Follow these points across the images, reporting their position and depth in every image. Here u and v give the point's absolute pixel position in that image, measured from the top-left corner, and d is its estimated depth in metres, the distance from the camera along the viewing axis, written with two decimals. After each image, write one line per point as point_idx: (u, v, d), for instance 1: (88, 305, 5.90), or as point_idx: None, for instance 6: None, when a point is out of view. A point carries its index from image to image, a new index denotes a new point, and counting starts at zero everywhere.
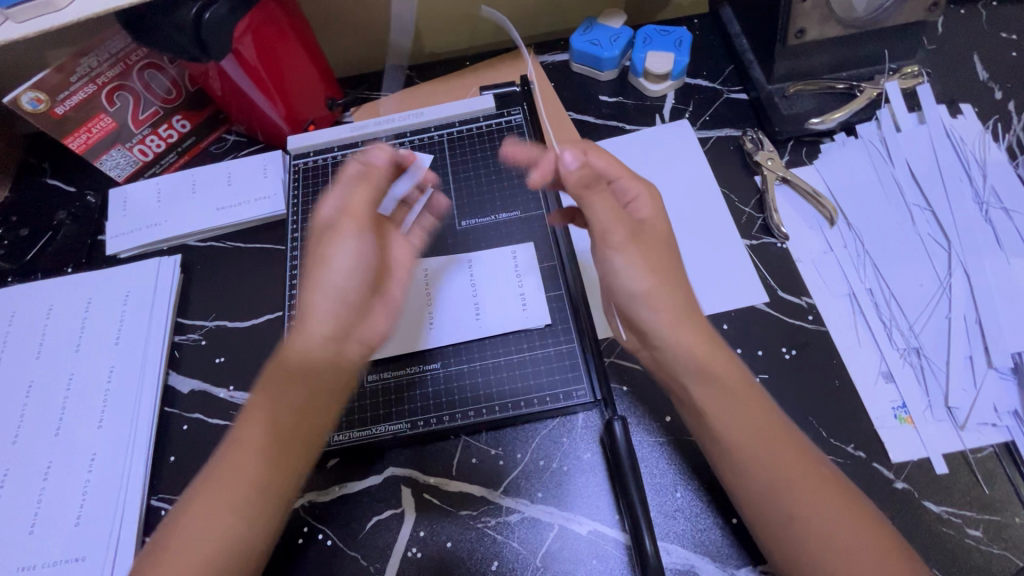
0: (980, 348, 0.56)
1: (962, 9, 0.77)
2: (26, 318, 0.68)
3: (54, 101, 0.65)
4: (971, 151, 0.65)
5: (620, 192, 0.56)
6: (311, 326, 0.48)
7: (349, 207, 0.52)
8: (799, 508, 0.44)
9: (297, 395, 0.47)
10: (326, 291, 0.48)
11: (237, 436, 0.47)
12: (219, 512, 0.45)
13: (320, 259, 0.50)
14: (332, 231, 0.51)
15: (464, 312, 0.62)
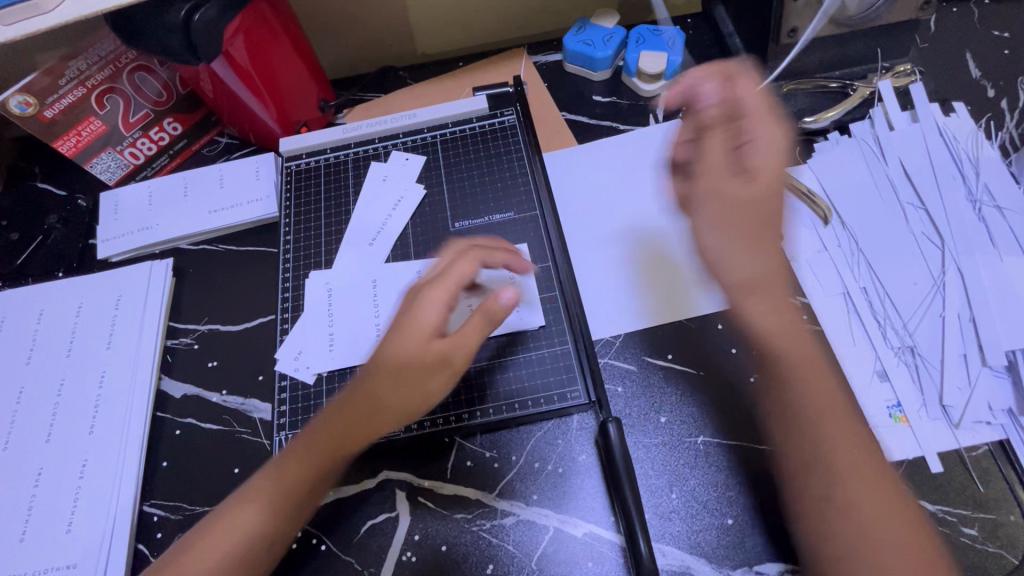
0: (974, 346, 0.56)
1: (954, 7, 0.77)
2: (17, 323, 0.67)
3: (43, 104, 0.64)
4: (964, 149, 0.65)
5: (741, 133, 0.59)
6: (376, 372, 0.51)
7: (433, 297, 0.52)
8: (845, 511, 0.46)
9: (354, 449, 0.51)
10: (395, 391, 0.50)
11: (302, 446, 0.52)
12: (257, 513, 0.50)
13: (410, 322, 0.51)
14: (438, 340, 0.51)
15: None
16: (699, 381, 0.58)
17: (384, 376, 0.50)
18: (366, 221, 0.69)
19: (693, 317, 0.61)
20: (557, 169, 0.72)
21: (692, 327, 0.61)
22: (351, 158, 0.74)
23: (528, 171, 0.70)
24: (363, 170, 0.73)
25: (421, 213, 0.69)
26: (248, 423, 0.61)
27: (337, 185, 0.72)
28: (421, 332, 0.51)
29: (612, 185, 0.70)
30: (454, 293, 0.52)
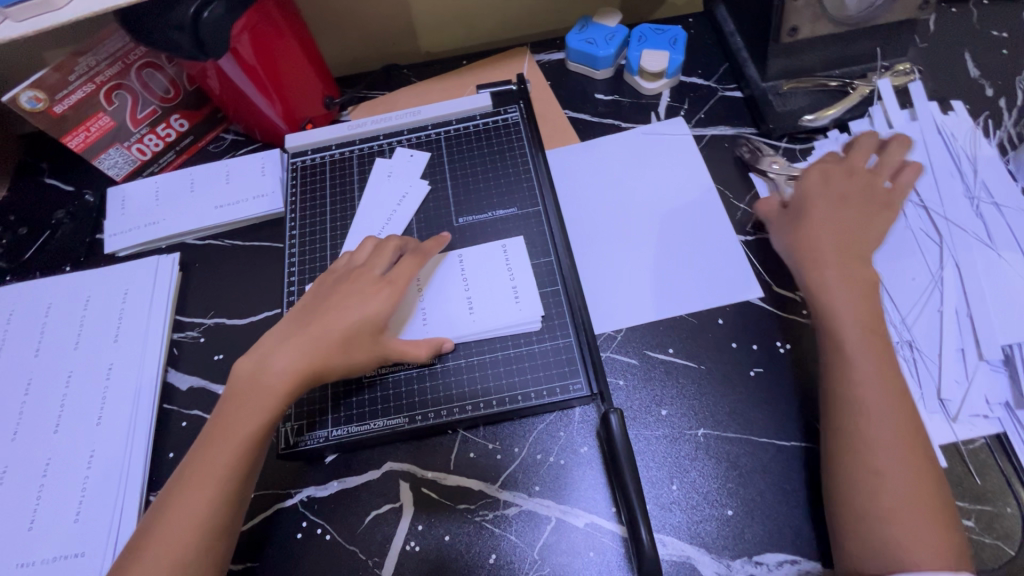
0: (972, 340, 0.56)
1: (953, 8, 0.78)
2: (25, 316, 0.68)
3: (53, 100, 0.65)
4: (962, 147, 0.66)
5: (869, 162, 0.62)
6: (312, 335, 0.54)
7: (376, 273, 0.58)
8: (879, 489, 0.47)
9: (277, 406, 0.51)
10: (304, 356, 0.53)
11: (223, 414, 0.51)
12: (210, 489, 0.48)
13: (336, 306, 0.56)
14: (367, 322, 0.55)
15: (457, 308, 0.62)
16: (699, 374, 0.59)
17: (301, 342, 0.53)
18: (371, 218, 0.69)
19: (693, 312, 0.62)
20: (560, 166, 0.73)
21: (692, 321, 0.62)
22: (356, 154, 0.74)
23: (531, 166, 0.71)
24: (368, 167, 0.73)
25: (425, 210, 0.70)
26: None
27: (343, 181, 0.73)
28: (362, 315, 0.55)
29: (614, 181, 0.71)
30: (400, 294, 0.57)
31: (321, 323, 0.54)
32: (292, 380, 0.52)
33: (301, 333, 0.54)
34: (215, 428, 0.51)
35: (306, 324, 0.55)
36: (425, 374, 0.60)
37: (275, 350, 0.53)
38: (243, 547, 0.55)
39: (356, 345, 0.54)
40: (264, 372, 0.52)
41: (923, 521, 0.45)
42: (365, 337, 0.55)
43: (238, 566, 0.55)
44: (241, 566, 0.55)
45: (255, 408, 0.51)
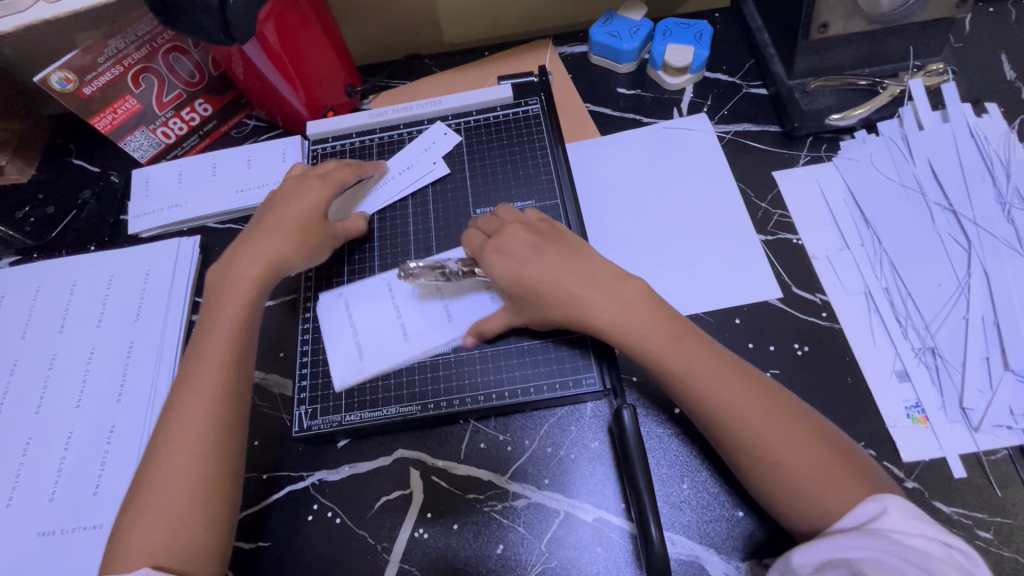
0: (997, 349, 0.55)
1: (991, 7, 0.75)
2: (50, 293, 0.70)
3: (82, 81, 0.66)
4: (995, 151, 0.64)
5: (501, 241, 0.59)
6: (267, 230, 0.60)
7: (307, 178, 0.65)
8: (783, 471, 0.45)
9: (248, 299, 0.57)
10: (261, 250, 0.59)
11: (203, 325, 0.56)
12: (211, 391, 0.51)
13: (283, 202, 0.63)
14: (312, 211, 0.62)
15: (480, 310, 0.61)
16: None
17: (262, 239, 0.60)
18: (387, 192, 0.70)
19: (710, 311, 0.61)
20: (579, 160, 0.73)
21: (708, 320, 0.61)
22: (376, 142, 0.75)
23: (550, 159, 0.70)
24: (388, 155, 0.73)
25: (444, 202, 0.70)
26: (268, 397, 0.62)
27: None
28: (300, 209, 0.62)
29: (633, 177, 0.70)
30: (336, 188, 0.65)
31: (274, 220, 0.61)
32: (255, 273, 0.58)
33: (256, 235, 0.60)
34: (203, 325, 0.56)
35: (256, 229, 0.61)
36: (438, 364, 0.60)
37: (235, 257, 0.59)
38: (256, 526, 0.56)
39: (308, 232, 0.62)
40: (230, 271, 0.58)
41: (827, 476, 0.45)
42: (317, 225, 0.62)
43: (250, 545, 0.56)
44: (253, 545, 0.56)
45: (230, 301, 0.57)
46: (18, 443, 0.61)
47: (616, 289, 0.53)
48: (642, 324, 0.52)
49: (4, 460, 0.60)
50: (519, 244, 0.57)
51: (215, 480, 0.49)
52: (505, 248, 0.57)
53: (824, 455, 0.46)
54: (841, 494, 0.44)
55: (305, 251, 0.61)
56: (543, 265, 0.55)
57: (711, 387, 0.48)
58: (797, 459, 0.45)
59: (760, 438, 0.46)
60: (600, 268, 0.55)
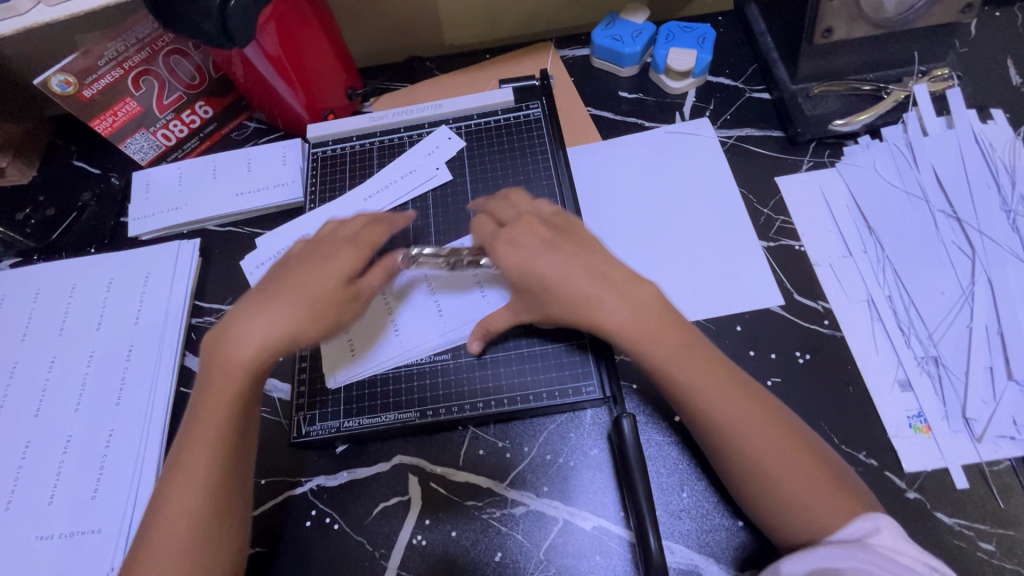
0: (1001, 359, 0.55)
1: (997, 12, 0.75)
2: (50, 296, 0.70)
3: (82, 84, 0.66)
4: (1000, 158, 0.63)
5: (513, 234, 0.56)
6: (275, 300, 0.53)
7: (327, 240, 0.59)
8: (777, 489, 0.46)
9: (247, 376, 0.51)
10: (267, 323, 0.52)
11: (204, 390, 0.51)
12: (209, 470, 0.49)
13: (302, 269, 0.56)
14: (336, 276, 0.55)
15: (470, 303, 0.62)
16: None
17: (270, 311, 0.53)
18: (388, 194, 0.70)
19: (711, 318, 0.61)
20: (580, 164, 0.72)
21: (709, 327, 0.61)
22: (377, 146, 0.74)
23: (551, 163, 0.70)
24: (388, 159, 0.73)
25: (444, 205, 0.70)
26: (267, 402, 0.62)
27: (362, 172, 0.73)
28: (321, 273, 0.55)
29: (635, 182, 0.70)
30: (366, 253, 0.57)
31: (289, 287, 0.54)
32: (259, 351, 0.51)
33: (262, 306, 0.53)
34: (197, 403, 0.51)
35: (269, 290, 0.55)
36: (437, 370, 0.60)
37: (242, 320, 0.52)
38: (253, 532, 0.56)
39: (325, 308, 0.54)
40: (233, 338, 0.52)
41: (818, 494, 0.45)
42: (337, 294, 0.55)
43: (247, 550, 0.55)
44: (250, 550, 0.55)
45: (227, 382, 0.51)
46: (17, 446, 0.61)
47: (624, 291, 0.51)
48: (649, 333, 0.50)
49: (3, 463, 0.60)
50: (530, 233, 0.55)
51: (209, 551, 0.47)
52: (516, 237, 0.55)
53: (816, 473, 0.46)
54: (830, 516, 0.44)
55: (320, 330, 0.54)
56: (552, 257, 0.53)
57: (714, 402, 0.48)
58: (789, 478, 0.46)
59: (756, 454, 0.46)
60: (610, 266, 0.53)
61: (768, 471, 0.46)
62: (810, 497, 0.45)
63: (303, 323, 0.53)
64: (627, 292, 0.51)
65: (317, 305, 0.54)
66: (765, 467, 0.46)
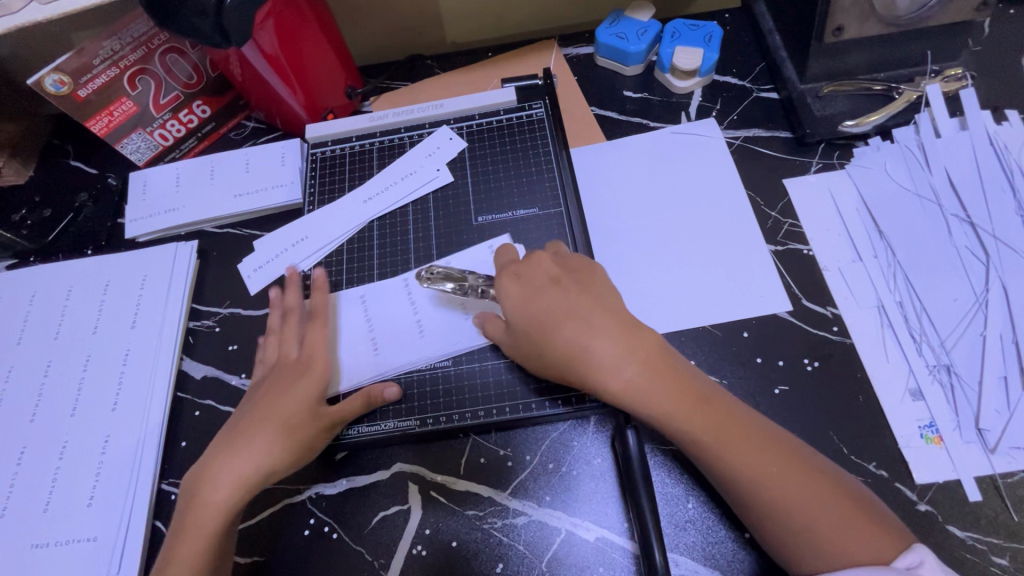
0: (1016, 368, 0.53)
1: (1011, 9, 0.73)
2: (46, 298, 0.69)
3: (77, 84, 0.65)
4: (1016, 160, 0.61)
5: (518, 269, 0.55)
6: (239, 439, 0.53)
7: (288, 358, 0.58)
8: (812, 542, 0.44)
9: (222, 518, 0.51)
10: (234, 465, 0.52)
11: (176, 536, 0.51)
12: None
13: (262, 397, 0.56)
14: (296, 405, 0.54)
15: (494, 300, 0.61)
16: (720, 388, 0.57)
17: (236, 450, 0.53)
18: (389, 196, 0.69)
19: (717, 324, 0.60)
20: (584, 165, 0.71)
21: (716, 334, 0.59)
22: (377, 146, 0.73)
23: (554, 164, 0.69)
24: (389, 159, 0.72)
25: (445, 207, 0.68)
26: None
27: (362, 173, 0.72)
28: (281, 403, 0.54)
29: (640, 183, 0.69)
30: (319, 368, 0.57)
31: (252, 418, 0.54)
32: (233, 495, 0.51)
33: (228, 448, 0.53)
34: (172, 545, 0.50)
35: (236, 428, 0.54)
36: (438, 377, 0.59)
37: (212, 467, 0.52)
38: (251, 541, 0.55)
39: (291, 438, 0.53)
40: (207, 486, 0.51)
41: (858, 535, 0.44)
42: (299, 421, 0.54)
43: (245, 559, 0.55)
44: (248, 559, 0.55)
45: (203, 519, 0.50)
46: (12, 453, 0.60)
47: (632, 346, 0.49)
48: (661, 391, 0.48)
49: None
50: (542, 273, 0.54)
51: None
52: (526, 274, 0.54)
53: (852, 519, 0.45)
54: (873, 555, 0.43)
55: (287, 458, 0.53)
56: (555, 302, 0.52)
57: (727, 454, 0.46)
58: (824, 522, 0.44)
59: (789, 498, 0.45)
60: (618, 316, 0.51)
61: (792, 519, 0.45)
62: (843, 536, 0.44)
63: (269, 454, 0.52)
64: (632, 345, 0.49)
65: (281, 436, 0.53)
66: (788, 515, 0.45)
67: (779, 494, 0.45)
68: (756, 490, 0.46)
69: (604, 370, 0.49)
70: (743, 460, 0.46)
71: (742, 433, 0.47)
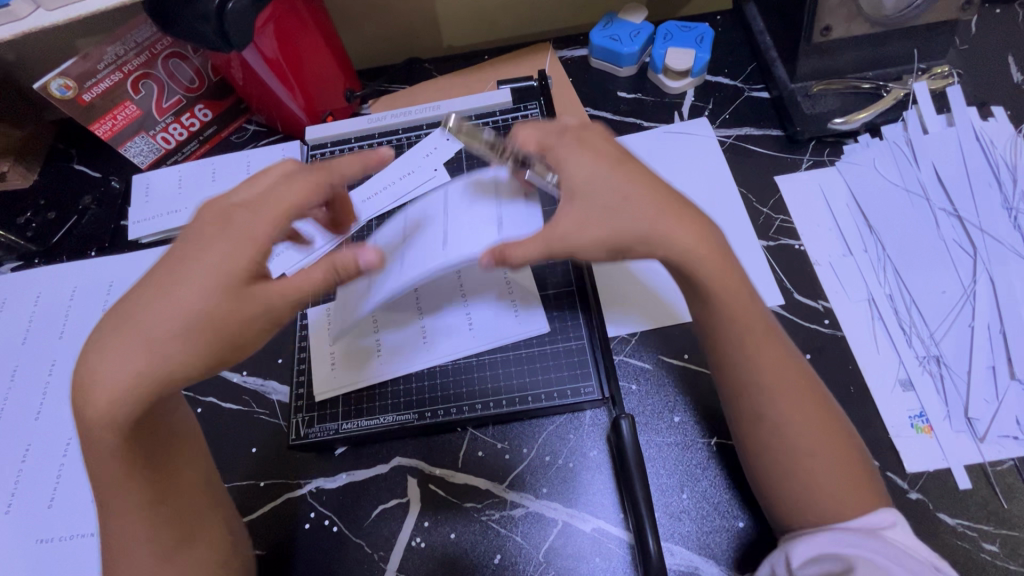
0: (1003, 358, 0.54)
1: (997, 8, 0.74)
2: (50, 299, 0.70)
3: (82, 88, 0.66)
4: (1002, 155, 0.63)
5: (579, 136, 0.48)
6: (145, 317, 0.39)
7: (239, 208, 0.44)
8: (805, 480, 0.45)
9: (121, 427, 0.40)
10: (133, 354, 0.38)
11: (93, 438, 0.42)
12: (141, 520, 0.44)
13: (187, 258, 0.42)
14: (228, 278, 0.41)
15: (481, 234, 0.47)
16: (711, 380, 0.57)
17: (136, 334, 0.39)
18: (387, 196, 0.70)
19: None
20: None
21: None
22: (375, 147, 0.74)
23: None
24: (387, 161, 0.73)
25: None
26: (266, 403, 0.62)
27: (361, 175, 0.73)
28: (219, 266, 0.41)
29: None
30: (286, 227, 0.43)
31: (174, 285, 0.40)
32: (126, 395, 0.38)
33: (128, 325, 0.39)
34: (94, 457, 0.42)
35: (148, 294, 0.40)
36: (436, 371, 0.60)
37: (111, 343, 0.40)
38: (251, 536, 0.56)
39: (212, 321, 0.40)
40: (95, 381, 0.38)
41: (841, 476, 0.45)
42: (231, 293, 0.40)
43: None
44: None
45: (100, 418, 0.39)
46: (17, 450, 0.61)
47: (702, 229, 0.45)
48: (722, 274, 0.45)
49: (3, 466, 0.60)
50: (607, 146, 0.47)
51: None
52: (590, 141, 0.47)
53: (845, 470, 0.45)
54: (850, 501, 0.44)
55: (199, 346, 0.39)
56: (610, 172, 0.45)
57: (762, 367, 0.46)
58: (818, 454, 0.45)
59: (795, 424, 0.46)
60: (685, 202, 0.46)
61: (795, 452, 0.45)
62: (832, 489, 0.45)
63: (181, 346, 0.39)
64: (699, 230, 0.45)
65: (200, 319, 0.39)
66: (794, 447, 0.45)
67: (790, 419, 0.46)
68: (770, 411, 0.46)
69: (676, 249, 0.44)
70: (776, 379, 0.46)
71: (778, 355, 0.47)
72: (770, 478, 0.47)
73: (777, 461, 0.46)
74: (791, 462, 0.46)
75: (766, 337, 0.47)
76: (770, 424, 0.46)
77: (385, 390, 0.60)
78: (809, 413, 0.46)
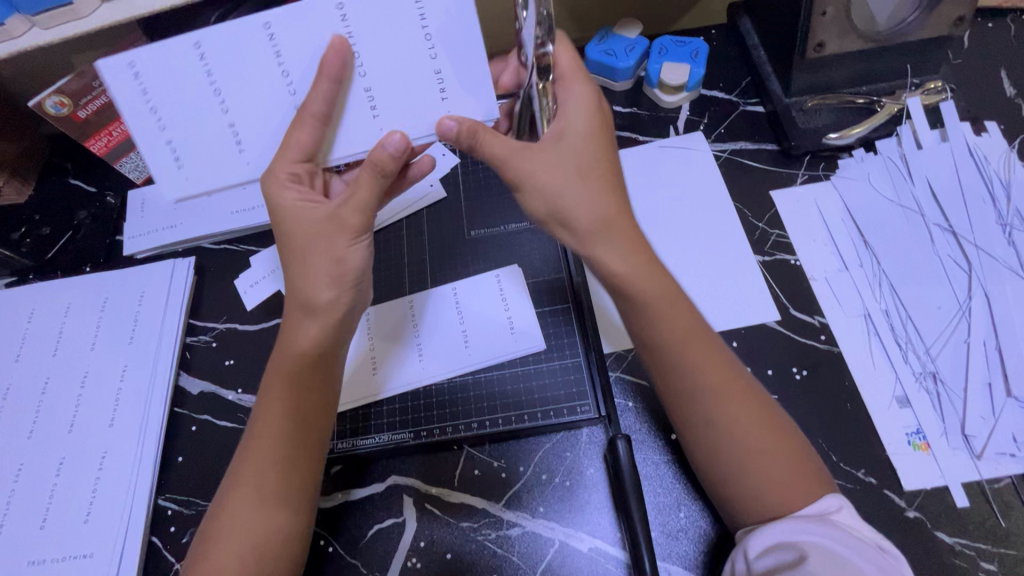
0: (1000, 375, 0.54)
1: (990, 23, 0.75)
2: (44, 316, 0.69)
3: (76, 105, 0.66)
4: (995, 171, 0.63)
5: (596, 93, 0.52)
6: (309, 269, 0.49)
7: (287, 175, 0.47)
8: (751, 471, 0.46)
9: (298, 363, 0.49)
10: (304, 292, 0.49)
11: (271, 386, 0.50)
12: (273, 459, 0.48)
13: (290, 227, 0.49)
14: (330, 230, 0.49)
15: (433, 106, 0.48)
16: None
17: (308, 286, 0.49)
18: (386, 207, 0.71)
19: None
20: None
21: None
22: None
23: None
24: None
25: (438, 222, 0.71)
26: None
27: None
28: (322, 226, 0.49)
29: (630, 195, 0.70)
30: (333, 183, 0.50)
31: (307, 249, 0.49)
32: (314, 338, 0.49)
33: (301, 283, 0.49)
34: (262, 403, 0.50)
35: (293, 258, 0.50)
36: (431, 391, 0.60)
37: (292, 324, 0.50)
38: None
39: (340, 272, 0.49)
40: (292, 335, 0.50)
41: (784, 465, 0.46)
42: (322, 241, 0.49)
43: None
44: None
45: (286, 360, 0.49)
46: (10, 470, 0.61)
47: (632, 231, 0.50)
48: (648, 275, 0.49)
49: None
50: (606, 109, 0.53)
51: (287, 526, 0.47)
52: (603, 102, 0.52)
53: (789, 462, 0.46)
54: (793, 490, 0.45)
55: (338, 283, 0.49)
56: (550, 160, 0.49)
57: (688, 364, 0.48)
58: (754, 446, 0.46)
59: (725, 417, 0.47)
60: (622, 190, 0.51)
61: (735, 445, 0.47)
62: (776, 481, 0.45)
63: (330, 285, 0.49)
64: (632, 246, 0.50)
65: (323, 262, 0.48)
66: (731, 440, 0.47)
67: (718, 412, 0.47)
68: (698, 407, 0.48)
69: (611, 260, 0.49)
70: (705, 375, 0.48)
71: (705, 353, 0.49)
72: (707, 466, 0.48)
73: (717, 458, 0.47)
74: (734, 453, 0.47)
75: (685, 332, 0.49)
76: (715, 422, 0.47)
77: (380, 408, 0.60)
78: (743, 407, 0.47)
